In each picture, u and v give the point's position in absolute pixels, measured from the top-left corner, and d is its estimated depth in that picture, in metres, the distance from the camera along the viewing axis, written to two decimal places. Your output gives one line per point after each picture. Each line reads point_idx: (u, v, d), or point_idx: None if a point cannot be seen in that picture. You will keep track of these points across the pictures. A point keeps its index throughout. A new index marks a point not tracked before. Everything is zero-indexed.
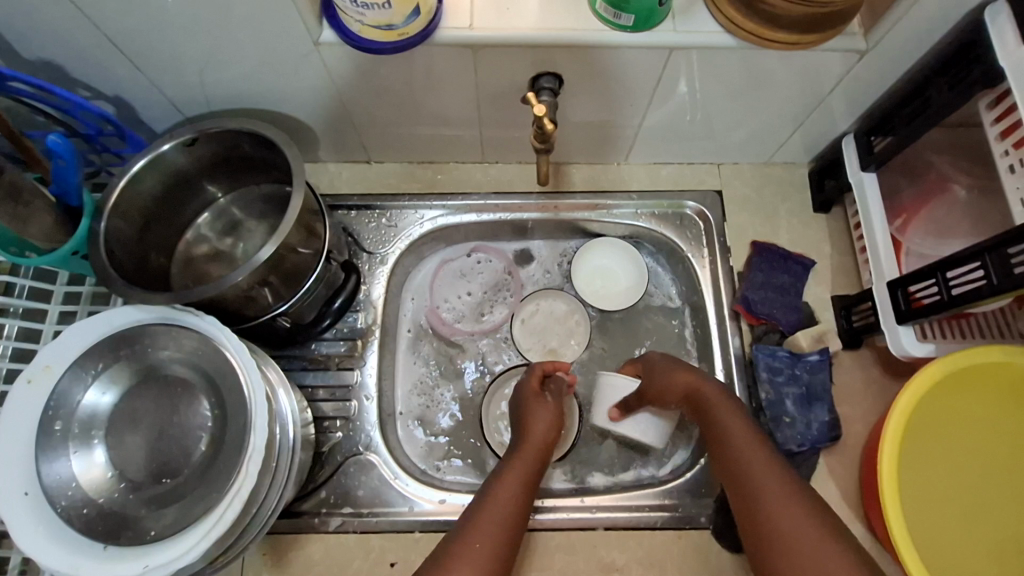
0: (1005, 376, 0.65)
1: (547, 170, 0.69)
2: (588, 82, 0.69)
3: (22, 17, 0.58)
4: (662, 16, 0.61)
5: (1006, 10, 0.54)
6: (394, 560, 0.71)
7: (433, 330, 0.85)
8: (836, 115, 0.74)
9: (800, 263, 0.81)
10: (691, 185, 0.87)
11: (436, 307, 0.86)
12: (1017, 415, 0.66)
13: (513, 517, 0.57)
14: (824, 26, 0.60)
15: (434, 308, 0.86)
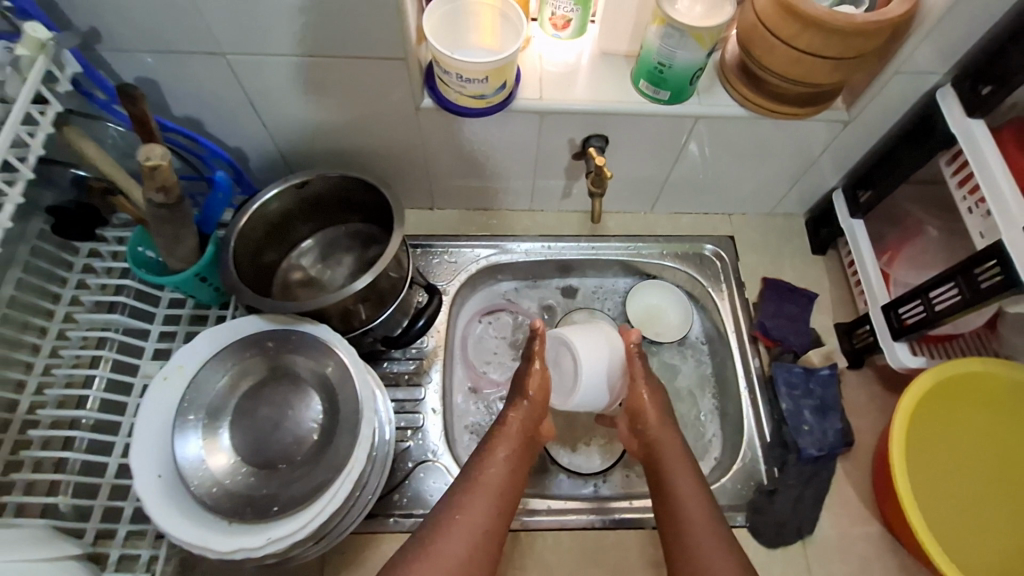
0: (990, 387, 0.77)
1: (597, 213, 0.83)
2: (627, 144, 0.85)
3: (185, 82, 0.73)
4: (690, 93, 0.78)
5: (952, 92, 0.72)
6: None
7: (474, 389, 0.95)
8: (826, 173, 0.91)
9: (805, 295, 0.94)
10: (707, 231, 1.02)
11: (474, 370, 0.97)
12: (1006, 421, 0.78)
13: (499, 498, 0.67)
14: (815, 102, 0.77)
15: (472, 371, 0.97)
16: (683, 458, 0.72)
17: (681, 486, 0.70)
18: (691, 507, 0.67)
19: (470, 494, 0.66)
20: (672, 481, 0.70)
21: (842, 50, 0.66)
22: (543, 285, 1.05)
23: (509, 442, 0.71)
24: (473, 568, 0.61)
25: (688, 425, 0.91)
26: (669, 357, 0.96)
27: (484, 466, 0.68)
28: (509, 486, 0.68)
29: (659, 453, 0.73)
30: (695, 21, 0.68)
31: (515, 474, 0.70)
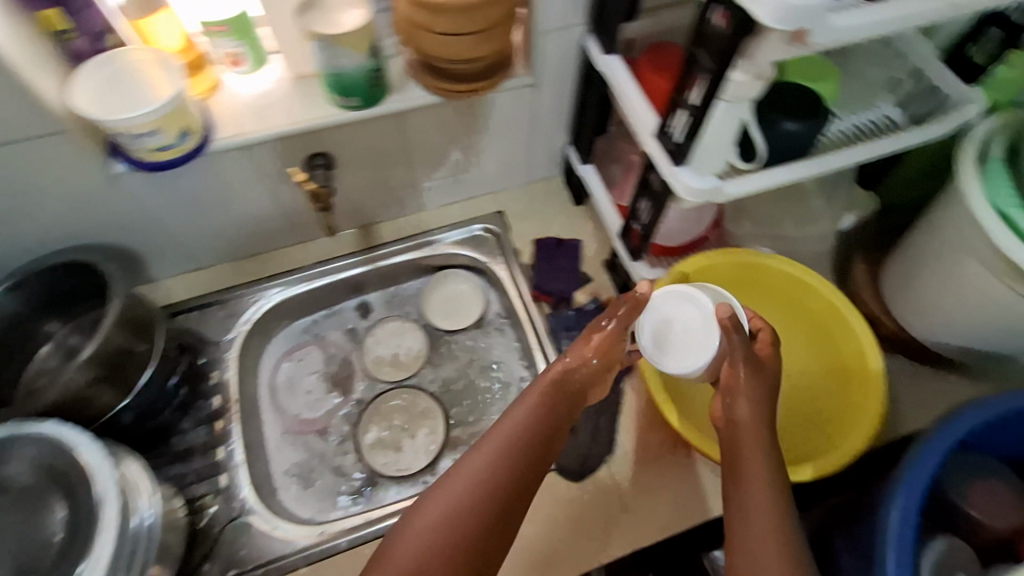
0: (742, 276, 0.90)
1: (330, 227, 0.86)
2: (350, 156, 0.89)
3: None
4: (383, 93, 0.82)
5: (589, 35, 0.81)
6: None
7: (292, 433, 0.96)
8: (549, 132, 1.00)
9: (570, 245, 1.02)
10: (477, 213, 1.08)
11: (289, 413, 0.97)
12: (768, 305, 0.91)
13: (479, 504, 0.59)
14: (499, 71, 0.84)
15: (288, 415, 0.97)
16: (763, 443, 0.63)
17: (755, 497, 0.60)
18: (754, 511, 0.59)
19: (445, 493, 0.60)
20: (745, 481, 0.61)
21: (477, 21, 0.70)
22: (340, 311, 1.06)
23: (506, 441, 0.63)
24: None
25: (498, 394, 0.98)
26: (466, 339, 1.03)
27: (466, 458, 0.63)
28: (508, 475, 0.62)
29: (738, 440, 0.64)
30: (340, 28, 0.72)
31: (539, 457, 0.64)
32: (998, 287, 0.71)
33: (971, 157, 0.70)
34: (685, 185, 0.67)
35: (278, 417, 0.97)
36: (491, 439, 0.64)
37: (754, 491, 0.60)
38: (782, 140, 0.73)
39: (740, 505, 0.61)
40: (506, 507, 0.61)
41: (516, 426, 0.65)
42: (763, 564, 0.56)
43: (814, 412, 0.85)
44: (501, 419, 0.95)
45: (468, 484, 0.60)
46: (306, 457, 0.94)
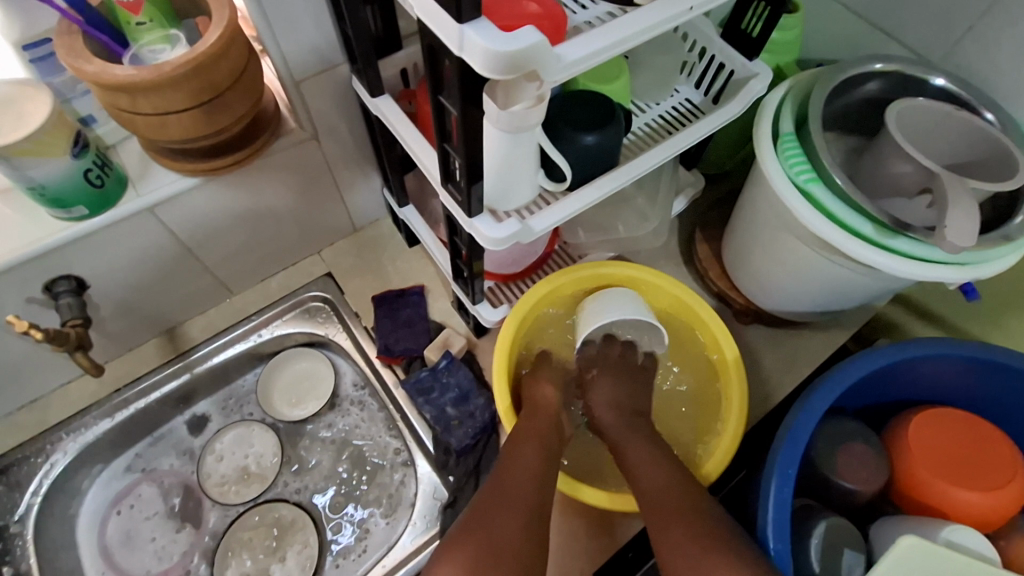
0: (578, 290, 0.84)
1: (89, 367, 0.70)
2: (110, 267, 0.73)
3: None
4: (117, 192, 0.67)
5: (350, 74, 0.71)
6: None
7: None
8: (355, 177, 0.88)
9: (412, 293, 0.92)
10: (302, 281, 0.95)
11: None
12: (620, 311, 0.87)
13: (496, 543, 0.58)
14: (261, 132, 0.72)
15: None
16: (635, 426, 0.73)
17: (646, 475, 0.67)
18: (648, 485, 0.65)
19: (461, 544, 0.58)
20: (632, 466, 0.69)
21: (192, 94, 0.59)
22: (166, 434, 0.89)
23: (515, 477, 0.64)
24: None
25: (372, 479, 0.87)
26: (324, 425, 0.91)
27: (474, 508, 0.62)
28: (529, 507, 0.62)
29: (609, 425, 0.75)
30: (12, 135, 0.56)
31: (540, 491, 0.64)
32: (818, 257, 0.70)
33: (766, 135, 0.69)
34: (484, 234, 0.61)
35: None
36: (493, 490, 0.63)
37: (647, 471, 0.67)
38: (585, 156, 0.68)
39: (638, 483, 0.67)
40: (532, 547, 0.60)
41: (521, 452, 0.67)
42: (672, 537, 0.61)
43: (692, 415, 0.84)
44: (381, 506, 0.85)
45: (483, 530, 0.59)
46: None
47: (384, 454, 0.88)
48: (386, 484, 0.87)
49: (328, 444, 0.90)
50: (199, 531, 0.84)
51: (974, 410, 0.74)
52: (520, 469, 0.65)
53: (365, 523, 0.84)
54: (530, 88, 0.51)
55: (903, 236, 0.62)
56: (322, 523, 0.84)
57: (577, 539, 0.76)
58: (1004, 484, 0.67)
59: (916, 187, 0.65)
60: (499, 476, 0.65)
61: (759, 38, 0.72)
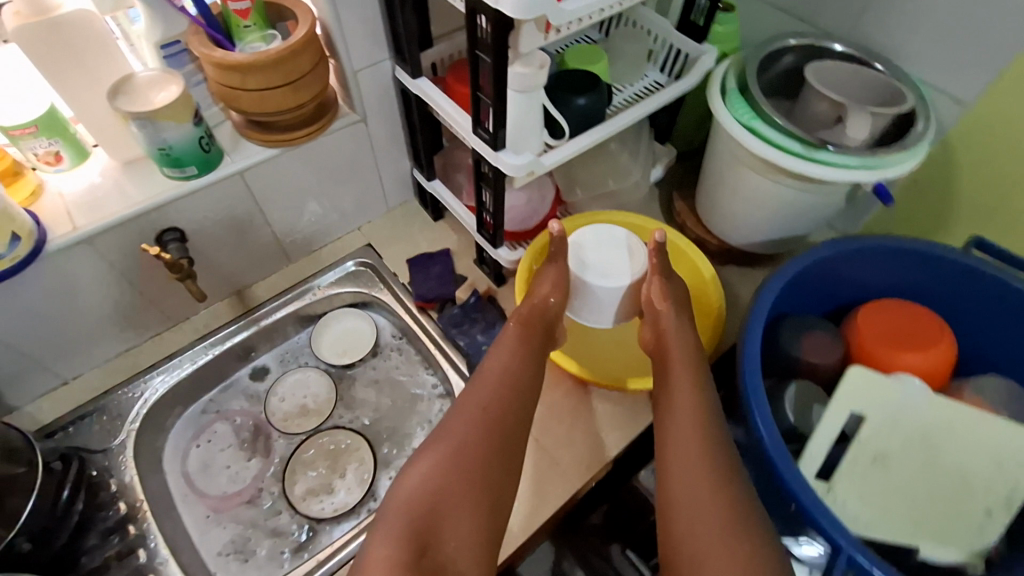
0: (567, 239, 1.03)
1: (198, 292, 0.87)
2: (205, 224, 0.90)
3: None
4: (217, 158, 0.86)
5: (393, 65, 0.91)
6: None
7: (217, 512, 0.91)
8: (391, 160, 1.08)
9: (441, 253, 1.09)
10: (347, 251, 1.12)
11: (207, 495, 0.92)
12: None
13: (473, 433, 0.72)
14: (325, 113, 0.93)
15: (207, 496, 0.92)
16: (687, 353, 0.81)
17: (680, 400, 0.76)
18: (683, 409, 0.75)
19: (443, 434, 0.72)
20: (671, 392, 0.77)
21: (285, 74, 0.79)
22: (234, 382, 1.04)
23: (492, 385, 0.77)
24: (436, 496, 0.66)
25: (415, 407, 1.01)
26: (370, 369, 1.06)
27: (460, 405, 0.76)
28: (492, 421, 0.74)
29: (665, 347, 0.83)
30: (154, 104, 0.76)
31: (519, 400, 0.77)
32: (767, 182, 0.89)
33: (715, 92, 0.90)
34: (507, 164, 0.80)
35: (196, 503, 0.92)
36: (470, 397, 0.76)
37: (681, 398, 0.76)
38: (579, 114, 0.88)
39: (671, 409, 0.76)
40: (499, 446, 0.72)
41: (504, 361, 0.80)
42: (684, 456, 0.70)
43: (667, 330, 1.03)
44: (424, 426, 0.99)
45: (459, 431, 0.72)
46: (242, 531, 0.90)
47: (423, 387, 1.03)
48: (427, 411, 1.01)
49: (375, 383, 1.04)
50: (268, 456, 0.97)
51: (910, 297, 0.90)
52: (494, 377, 0.78)
53: (412, 442, 0.98)
54: (539, 38, 0.67)
55: (826, 148, 0.81)
56: (375, 444, 0.98)
57: (595, 432, 0.90)
58: (932, 346, 0.83)
59: (832, 119, 0.85)
60: (478, 383, 0.78)
61: (704, 26, 0.95)
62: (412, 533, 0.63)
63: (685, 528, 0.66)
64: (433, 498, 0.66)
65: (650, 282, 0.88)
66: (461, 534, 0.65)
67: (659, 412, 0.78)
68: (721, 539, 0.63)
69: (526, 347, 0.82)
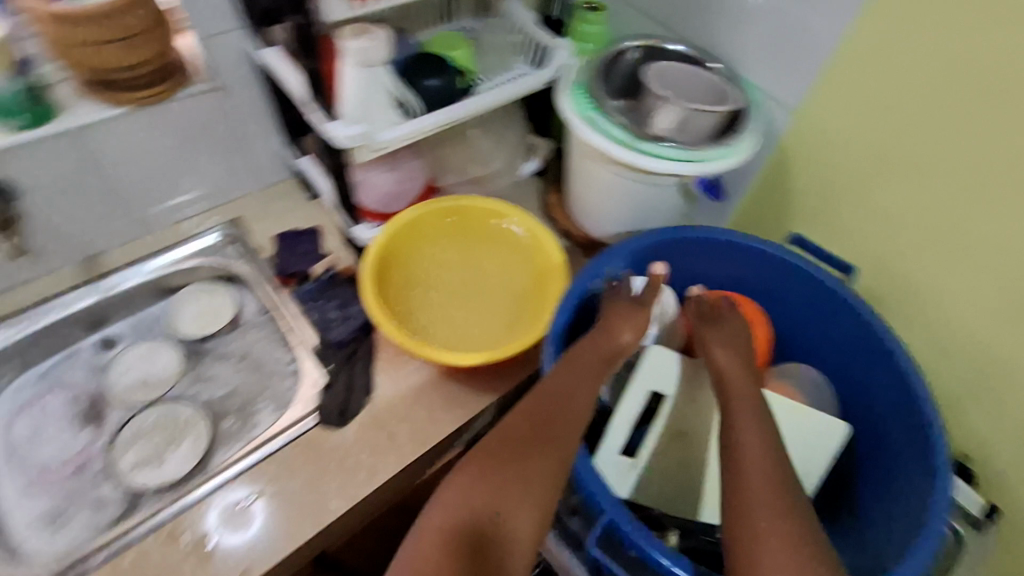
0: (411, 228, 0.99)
1: None
2: (41, 183, 0.88)
3: None
4: (52, 113, 0.85)
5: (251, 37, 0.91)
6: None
7: (40, 480, 0.88)
8: (262, 135, 1.07)
9: (308, 232, 1.09)
10: (213, 224, 1.10)
11: (29, 464, 0.89)
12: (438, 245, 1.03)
13: (517, 459, 0.64)
14: (173, 78, 0.92)
15: (28, 466, 0.89)
16: (753, 397, 0.71)
17: (744, 436, 0.66)
18: (747, 447, 0.64)
19: (480, 456, 0.65)
20: (737, 423, 0.68)
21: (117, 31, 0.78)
22: (78, 351, 1.00)
23: (541, 407, 0.69)
24: (467, 522, 0.59)
25: (269, 380, 1.01)
26: (226, 342, 1.05)
27: (504, 425, 0.68)
28: (554, 439, 0.66)
29: (725, 379, 0.74)
30: None
31: (567, 431, 0.68)
32: (610, 175, 0.92)
33: (563, 84, 0.92)
34: (339, 135, 0.80)
35: (16, 471, 0.88)
36: (521, 416, 0.68)
37: (744, 428, 0.66)
38: (429, 95, 0.90)
39: (731, 441, 0.66)
40: (544, 486, 0.63)
41: (553, 386, 0.71)
42: (754, 460, 0.63)
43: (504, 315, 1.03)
44: (272, 400, 0.98)
45: (506, 453, 0.64)
46: (61, 501, 0.87)
47: (276, 365, 1.02)
48: (277, 389, 0.99)
49: (229, 357, 1.03)
50: (103, 427, 0.94)
51: (741, 289, 0.95)
52: (542, 399, 0.69)
53: (256, 418, 0.97)
54: None
55: (654, 141, 0.85)
56: (218, 417, 0.97)
57: (435, 412, 0.91)
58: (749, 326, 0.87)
59: None
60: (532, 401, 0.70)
61: None
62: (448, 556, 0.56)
63: (745, 543, 0.58)
64: (468, 520, 0.59)
65: (631, 320, 0.81)
66: (514, 542, 0.60)
67: (722, 451, 0.67)
68: (783, 534, 0.57)
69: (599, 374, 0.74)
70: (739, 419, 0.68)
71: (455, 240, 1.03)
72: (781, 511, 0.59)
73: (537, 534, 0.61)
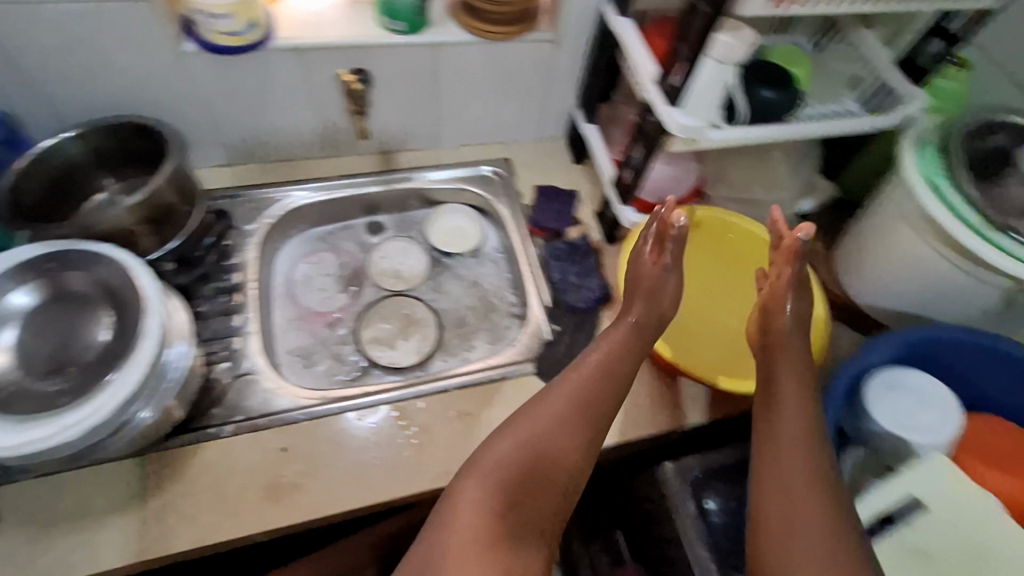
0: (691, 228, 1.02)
1: (365, 129, 1.01)
2: (389, 79, 1.00)
3: None
4: (425, 24, 0.94)
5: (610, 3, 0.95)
6: (296, 477, 0.80)
7: (303, 320, 1.03)
8: (562, 92, 1.12)
9: (568, 194, 1.13)
10: (487, 157, 1.19)
11: (299, 303, 1.05)
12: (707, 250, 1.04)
13: (553, 424, 0.74)
14: (524, 22, 0.98)
15: (297, 304, 1.05)
16: (807, 396, 0.75)
17: (785, 418, 0.73)
18: (782, 432, 0.72)
19: (515, 422, 0.75)
20: (780, 392, 0.76)
21: None
22: (353, 226, 1.15)
23: (587, 381, 0.79)
24: (515, 466, 0.71)
25: (490, 312, 1.09)
26: (464, 265, 1.14)
27: (541, 399, 0.77)
28: (568, 403, 0.76)
29: (773, 378, 0.77)
30: None
31: (605, 400, 0.78)
32: (926, 250, 0.84)
33: (909, 141, 0.85)
34: (676, 122, 0.80)
35: (289, 305, 1.04)
36: (573, 397, 0.77)
37: (786, 411, 0.74)
38: (762, 106, 0.87)
39: (777, 414, 0.74)
40: (586, 451, 0.75)
41: (585, 373, 0.80)
42: (791, 420, 0.73)
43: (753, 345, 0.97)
44: (491, 332, 1.06)
45: (548, 419, 0.75)
46: (313, 345, 1.01)
47: (500, 301, 1.10)
48: (496, 323, 1.07)
49: (464, 279, 1.13)
50: (357, 297, 1.08)
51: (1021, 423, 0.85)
52: (579, 378, 0.79)
53: (473, 342, 1.05)
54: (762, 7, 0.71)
55: (1009, 235, 0.75)
56: (445, 328, 1.06)
57: (643, 409, 0.92)
58: None
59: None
60: (566, 379, 0.79)
61: None
62: (494, 507, 0.68)
63: (772, 482, 0.70)
64: (517, 466, 0.71)
65: (642, 257, 0.89)
66: (545, 493, 0.71)
67: (760, 423, 0.75)
68: (827, 531, 0.64)
69: (632, 345, 0.84)
70: (782, 411, 0.74)
71: (699, 260, 1.04)
72: (816, 511, 0.66)
73: (574, 490, 0.74)
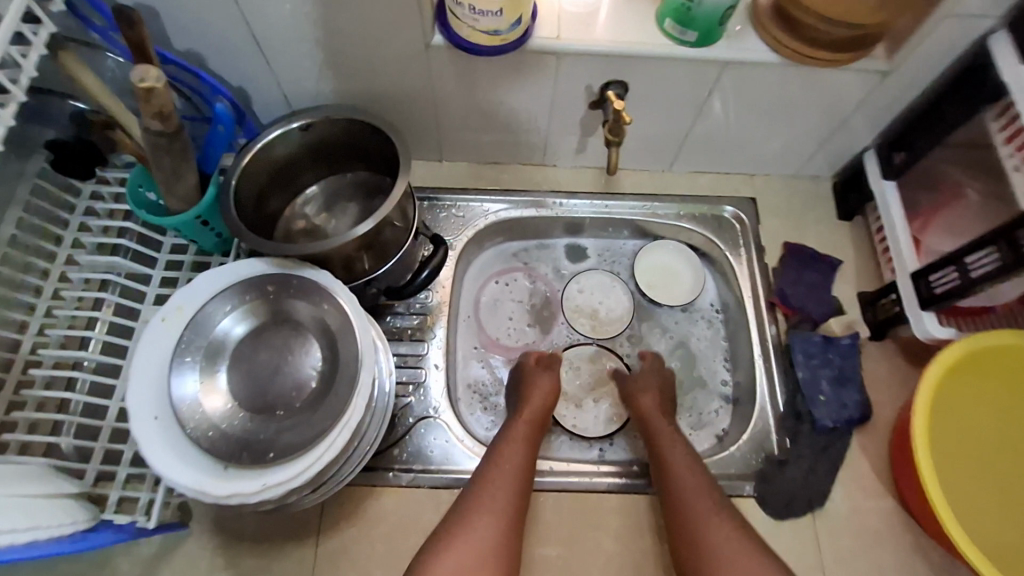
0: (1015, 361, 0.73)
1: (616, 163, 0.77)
2: (647, 95, 0.80)
3: (189, 24, 0.68)
4: (720, 35, 0.72)
5: (1007, 39, 0.65)
6: None
7: (485, 350, 0.90)
8: (857, 133, 0.86)
9: (828, 262, 0.90)
10: (727, 192, 0.96)
11: (484, 328, 0.91)
12: None
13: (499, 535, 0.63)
14: (854, 48, 0.72)
15: (482, 329, 0.91)
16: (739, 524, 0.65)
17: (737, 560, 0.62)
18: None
19: (452, 533, 0.63)
20: (723, 550, 0.63)
21: None
22: (551, 245, 0.97)
23: (508, 480, 0.68)
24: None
25: (697, 389, 0.89)
26: (674, 321, 0.93)
27: (476, 498, 0.66)
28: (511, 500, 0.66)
29: (684, 502, 0.68)
30: None
31: (511, 520, 0.65)
32: None
33: None
34: None
35: (471, 329, 0.91)
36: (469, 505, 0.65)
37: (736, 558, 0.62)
38: None
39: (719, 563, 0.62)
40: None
41: (508, 456, 0.70)
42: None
43: None
44: (697, 415, 0.87)
45: (463, 544, 0.62)
46: (492, 385, 0.88)
47: (710, 375, 0.90)
48: (702, 403, 0.88)
49: (673, 338, 0.92)
50: None
51: None
52: (482, 481, 0.68)
53: None
54: None
55: None
56: None
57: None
58: None
59: None
60: (478, 488, 0.67)
61: None
62: None
63: None
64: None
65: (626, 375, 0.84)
66: None
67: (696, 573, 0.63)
68: None
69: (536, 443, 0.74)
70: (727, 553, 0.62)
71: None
72: None
73: None
